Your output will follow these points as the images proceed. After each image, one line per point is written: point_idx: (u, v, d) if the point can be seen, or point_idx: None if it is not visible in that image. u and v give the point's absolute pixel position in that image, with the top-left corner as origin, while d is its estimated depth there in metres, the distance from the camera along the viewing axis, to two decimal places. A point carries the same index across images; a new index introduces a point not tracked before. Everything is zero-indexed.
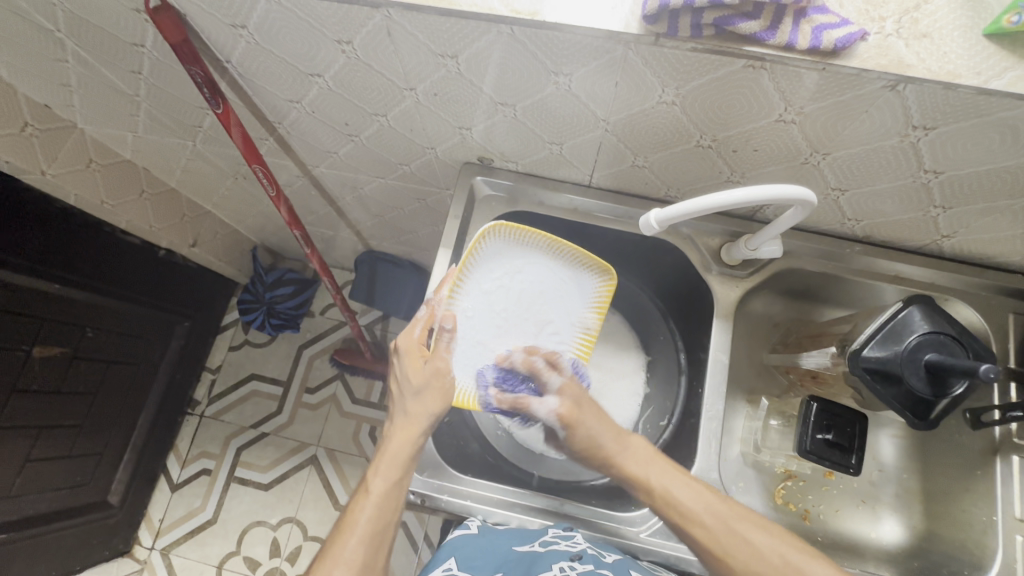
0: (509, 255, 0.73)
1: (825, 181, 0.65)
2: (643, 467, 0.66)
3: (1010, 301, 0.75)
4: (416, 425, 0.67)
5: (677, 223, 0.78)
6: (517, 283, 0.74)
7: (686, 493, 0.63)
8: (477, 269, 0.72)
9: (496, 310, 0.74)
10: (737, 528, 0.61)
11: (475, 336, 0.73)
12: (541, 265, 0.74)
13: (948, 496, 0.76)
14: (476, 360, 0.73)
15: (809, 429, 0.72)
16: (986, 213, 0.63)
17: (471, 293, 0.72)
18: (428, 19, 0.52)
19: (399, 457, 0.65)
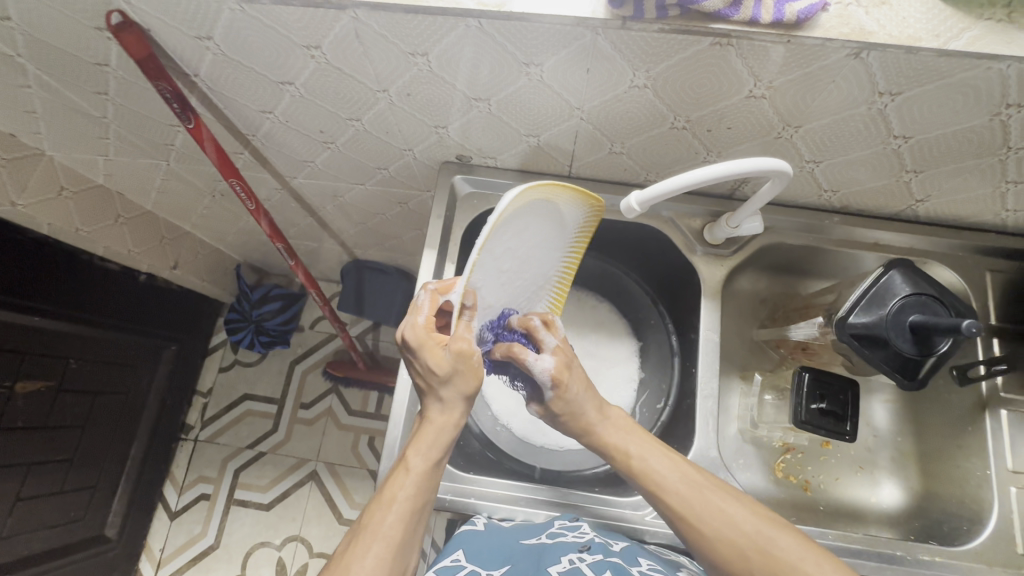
0: (520, 213, 0.57)
1: (799, 154, 0.66)
2: (623, 437, 0.68)
3: (987, 260, 0.77)
4: (456, 411, 0.65)
5: (658, 206, 0.78)
6: (526, 237, 0.61)
7: (660, 466, 0.64)
8: (491, 241, 0.56)
9: (505, 267, 0.62)
10: (709, 495, 0.62)
11: (490, 301, 0.64)
12: (547, 204, 0.60)
13: (942, 455, 0.77)
14: (486, 320, 0.66)
15: (802, 398, 0.73)
16: (957, 174, 0.65)
17: (482, 268, 0.58)
18: (395, 18, 0.52)
19: (440, 440, 0.65)
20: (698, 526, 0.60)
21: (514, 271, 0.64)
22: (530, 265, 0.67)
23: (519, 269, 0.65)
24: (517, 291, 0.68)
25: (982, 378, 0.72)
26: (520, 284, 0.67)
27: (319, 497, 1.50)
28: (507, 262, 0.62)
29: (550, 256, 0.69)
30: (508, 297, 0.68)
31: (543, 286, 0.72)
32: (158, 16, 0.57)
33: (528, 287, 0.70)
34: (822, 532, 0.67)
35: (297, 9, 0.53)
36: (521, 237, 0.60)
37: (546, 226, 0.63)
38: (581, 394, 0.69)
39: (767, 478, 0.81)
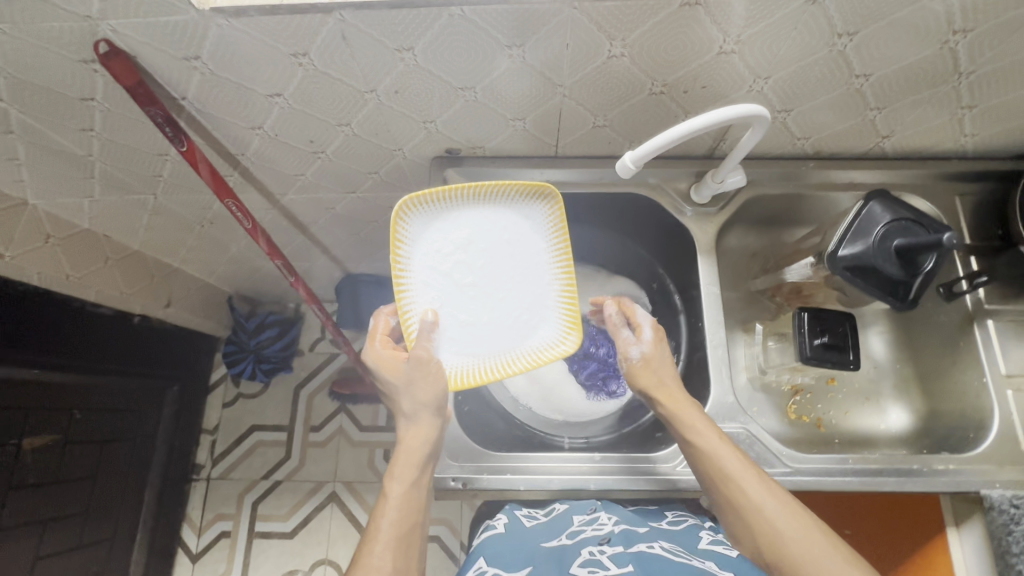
0: (443, 223, 0.70)
1: (771, 105, 0.70)
2: (706, 430, 0.65)
3: (954, 186, 0.82)
4: (423, 419, 0.69)
5: (645, 174, 0.81)
6: (466, 245, 0.71)
7: (736, 465, 0.61)
8: (422, 247, 0.70)
9: (458, 277, 0.71)
10: (782, 502, 0.59)
11: (450, 313, 0.71)
12: (482, 214, 0.71)
13: (939, 372, 0.82)
14: (460, 334, 0.72)
15: (811, 336, 0.77)
16: (916, 107, 0.70)
17: (423, 274, 0.70)
18: (380, 15, 0.55)
19: (414, 457, 0.67)
20: (769, 531, 0.57)
21: (477, 282, 0.72)
22: (501, 275, 0.73)
23: (484, 279, 0.72)
24: (495, 305, 0.73)
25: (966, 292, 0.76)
26: (495, 296, 0.73)
27: (342, 517, 1.49)
28: (460, 271, 0.71)
29: (527, 267, 0.74)
30: (487, 313, 0.72)
31: (536, 299, 0.74)
32: (146, 41, 0.58)
33: (514, 301, 0.73)
34: (844, 457, 0.71)
35: (283, 16, 0.55)
36: (463, 245, 0.71)
37: (496, 233, 0.72)
38: (676, 388, 0.69)
39: (781, 421, 0.84)
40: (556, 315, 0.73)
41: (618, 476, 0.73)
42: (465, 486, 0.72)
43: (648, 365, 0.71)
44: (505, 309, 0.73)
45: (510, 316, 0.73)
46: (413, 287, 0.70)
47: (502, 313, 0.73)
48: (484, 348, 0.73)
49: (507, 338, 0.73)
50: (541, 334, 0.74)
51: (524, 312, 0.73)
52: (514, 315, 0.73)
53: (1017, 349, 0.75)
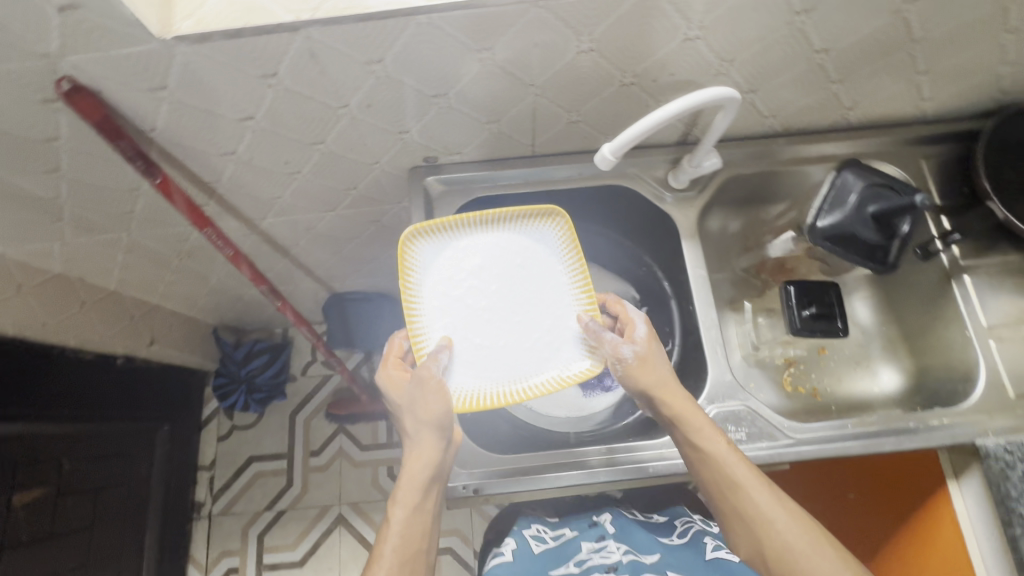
0: (454, 250, 0.74)
1: (738, 87, 0.71)
2: (716, 440, 0.65)
3: (919, 149, 0.85)
4: (427, 440, 0.68)
5: (622, 165, 0.82)
6: (478, 269, 0.73)
7: (746, 475, 0.63)
8: (433, 271, 0.73)
9: (472, 301, 0.73)
10: (786, 508, 0.62)
11: (466, 336, 0.72)
12: (494, 241, 0.74)
13: (925, 330, 0.84)
14: (476, 357, 0.71)
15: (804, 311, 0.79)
16: (877, 76, 0.72)
17: (434, 298, 0.72)
18: (346, 30, 0.55)
19: (415, 480, 0.67)
20: (773, 535, 0.61)
21: (494, 307, 0.73)
22: (518, 299, 0.74)
23: (501, 304, 0.73)
24: (513, 328, 0.73)
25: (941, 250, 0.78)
26: (512, 319, 0.73)
27: (352, 540, 1.47)
28: (475, 296, 0.73)
29: (543, 289, 0.74)
30: (506, 336, 0.72)
31: (556, 321, 0.74)
32: (109, 75, 0.57)
33: (532, 323, 0.73)
34: (843, 423, 0.72)
35: (248, 39, 0.55)
36: (476, 271, 0.73)
37: (510, 258, 0.74)
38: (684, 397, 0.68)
39: (779, 394, 0.86)
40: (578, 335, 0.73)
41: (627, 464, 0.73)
42: (474, 491, 0.72)
43: (643, 359, 0.69)
44: (524, 331, 0.73)
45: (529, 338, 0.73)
46: (427, 311, 0.72)
47: (519, 336, 0.73)
48: (501, 372, 0.72)
49: (528, 361, 0.72)
50: (564, 357, 0.73)
51: (544, 334, 0.73)
52: (534, 338, 0.73)
53: (994, 300, 0.78)
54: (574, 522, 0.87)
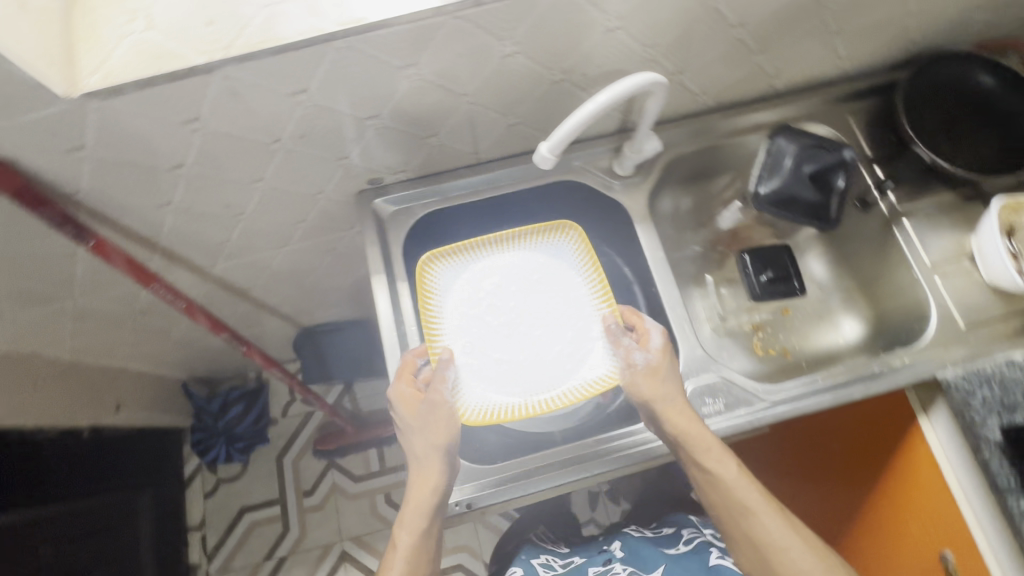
0: (473, 266, 0.76)
1: (665, 69, 0.73)
2: (727, 470, 0.69)
3: (845, 106, 0.88)
4: (432, 464, 0.69)
5: (568, 160, 0.83)
6: (493, 287, 0.75)
7: (754, 501, 0.68)
8: (449, 291, 0.75)
9: (490, 318, 0.73)
10: (796, 534, 0.67)
11: (484, 354, 0.72)
12: (513, 257, 0.76)
13: (877, 277, 0.87)
14: (493, 374, 0.71)
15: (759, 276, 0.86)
16: (795, 42, 0.75)
17: (451, 315, 0.74)
18: (266, 64, 0.54)
19: (419, 509, 0.70)
20: (785, 560, 0.66)
21: (513, 322, 0.73)
22: (536, 314, 0.73)
23: (521, 318, 0.73)
24: (532, 344, 0.72)
25: (880, 198, 0.84)
26: (531, 333, 0.72)
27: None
28: (494, 311, 0.74)
29: (563, 302, 0.74)
30: (525, 351, 0.72)
31: (578, 333, 0.73)
32: (20, 142, 0.54)
33: (552, 336, 0.72)
34: (813, 378, 0.75)
35: (163, 87, 0.53)
36: (496, 287, 0.75)
37: (529, 272, 0.75)
38: (692, 425, 0.68)
39: (752, 359, 0.88)
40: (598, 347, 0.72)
41: (614, 453, 0.73)
42: (467, 508, 0.71)
43: (658, 368, 0.71)
44: (544, 346, 0.72)
45: (548, 352, 0.72)
46: (444, 329, 0.73)
47: (538, 350, 0.72)
48: (517, 387, 0.71)
49: (549, 376, 0.71)
50: (586, 371, 0.72)
51: (564, 347, 0.72)
52: (555, 352, 0.72)
53: (935, 239, 0.82)
54: (586, 552, 0.95)
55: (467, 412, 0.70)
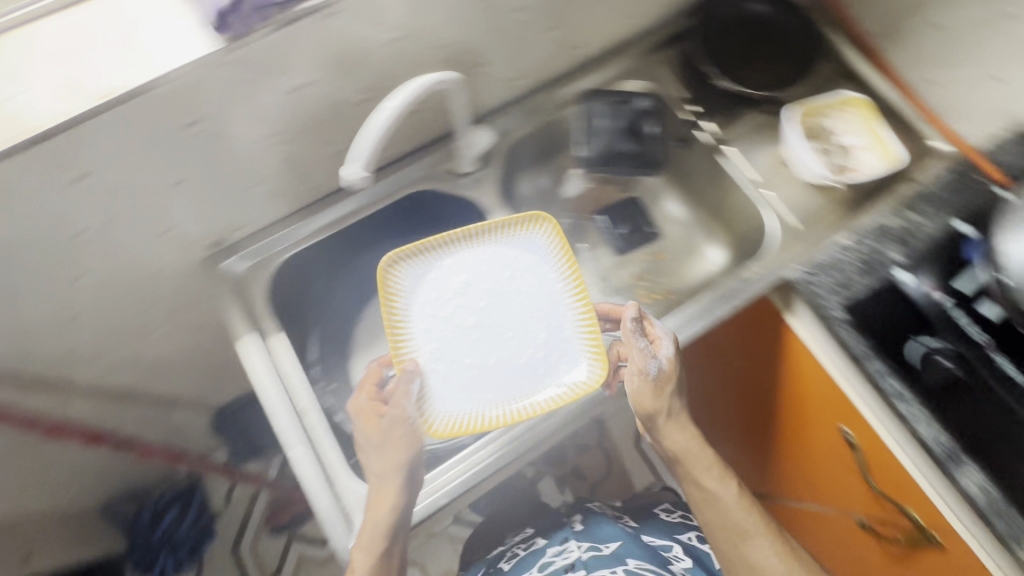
0: (437, 266, 0.73)
1: (467, 64, 0.76)
2: (718, 486, 0.73)
3: (655, 58, 0.95)
4: (392, 483, 0.64)
5: (412, 172, 0.84)
6: (459, 286, 0.72)
7: (735, 509, 0.73)
8: (414, 291, 0.71)
9: (457, 320, 0.70)
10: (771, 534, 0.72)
11: (453, 359, 0.69)
12: (481, 255, 0.73)
13: (723, 202, 0.93)
14: (463, 379, 0.68)
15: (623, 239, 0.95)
16: (579, 12, 0.80)
17: (417, 317, 0.70)
18: (33, 155, 0.53)
19: (377, 529, 0.64)
20: None
21: (482, 323, 0.70)
22: (508, 313, 0.70)
23: (492, 321, 0.70)
24: (504, 345, 0.69)
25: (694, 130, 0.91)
26: (502, 336, 0.69)
27: None
28: (462, 315, 0.70)
29: (536, 302, 0.71)
30: (498, 357, 0.69)
31: (553, 335, 0.70)
32: None
33: (526, 337, 0.70)
34: (683, 310, 0.80)
35: None
36: (464, 286, 0.72)
37: (500, 271, 0.72)
38: (686, 443, 0.73)
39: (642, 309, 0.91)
40: (574, 349, 0.69)
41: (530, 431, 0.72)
42: (423, 520, 0.70)
43: (668, 377, 0.69)
44: (516, 347, 0.69)
45: (521, 355, 0.69)
46: (411, 333, 0.69)
47: (509, 355, 0.69)
48: (487, 396, 0.67)
49: (523, 380, 0.68)
50: (562, 374, 0.69)
51: (538, 349, 0.69)
52: (528, 356, 0.69)
53: (760, 154, 0.90)
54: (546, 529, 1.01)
55: (434, 423, 0.66)
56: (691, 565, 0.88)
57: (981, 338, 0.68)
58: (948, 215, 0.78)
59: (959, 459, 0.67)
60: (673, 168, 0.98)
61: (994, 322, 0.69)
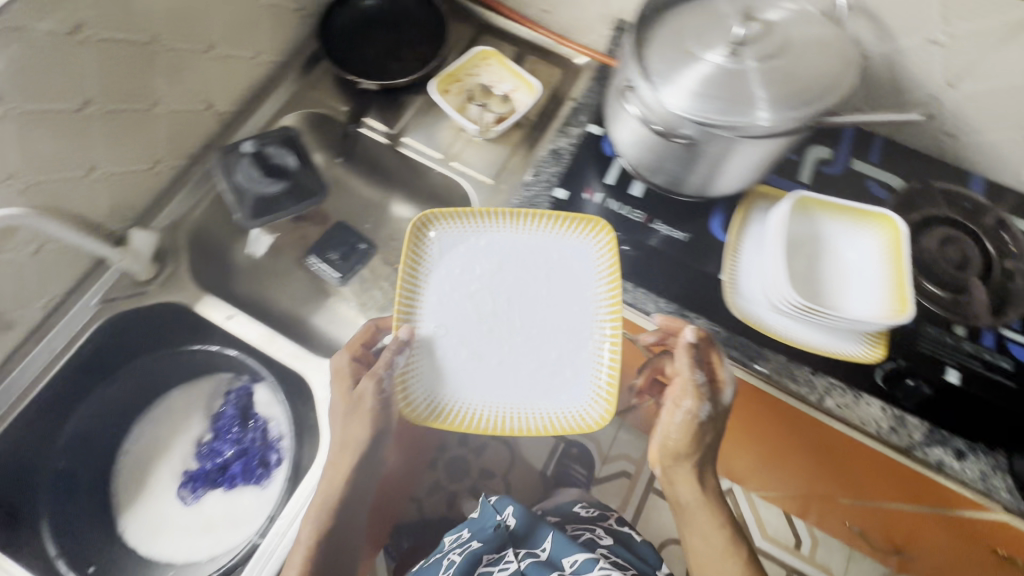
0: (460, 252, 0.73)
1: (70, 178, 0.69)
2: (717, 545, 0.69)
3: (302, 86, 0.94)
4: (346, 455, 0.68)
5: (87, 307, 0.76)
6: (481, 269, 0.72)
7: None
8: (435, 259, 0.72)
9: (474, 307, 0.71)
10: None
11: (458, 342, 0.69)
12: (517, 247, 0.72)
13: (433, 186, 0.95)
14: (455, 371, 0.68)
15: (341, 276, 0.94)
16: (174, 78, 0.75)
17: (433, 286, 0.72)
18: None
19: (329, 498, 0.67)
20: None
21: (497, 320, 0.70)
22: (527, 312, 0.71)
23: (507, 317, 0.70)
24: (512, 350, 0.70)
25: (366, 134, 0.91)
26: (513, 339, 0.69)
27: None
28: (480, 302, 0.71)
29: (559, 313, 0.70)
30: (498, 362, 0.69)
31: (563, 353, 0.69)
32: None
33: (539, 351, 0.69)
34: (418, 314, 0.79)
35: None
36: (490, 272, 0.72)
37: (536, 273, 0.72)
38: (692, 497, 0.70)
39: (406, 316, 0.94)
40: (589, 377, 0.68)
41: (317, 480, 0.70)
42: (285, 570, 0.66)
43: (708, 425, 0.68)
44: (518, 354, 0.70)
45: (524, 369, 0.69)
46: (422, 301, 0.71)
47: (507, 367, 0.69)
48: (473, 396, 0.68)
49: (522, 390, 0.68)
50: (566, 397, 0.68)
51: (548, 365, 0.69)
52: (529, 370, 0.69)
53: (437, 130, 0.92)
54: (480, 527, 0.92)
55: (415, 408, 0.66)
56: (610, 542, 0.98)
57: (637, 215, 0.75)
58: (578, 124, 0.83)
59: (682, 317, 0.71)
60: (380, 174, 0.99)
61: (644, 196, 0.76)
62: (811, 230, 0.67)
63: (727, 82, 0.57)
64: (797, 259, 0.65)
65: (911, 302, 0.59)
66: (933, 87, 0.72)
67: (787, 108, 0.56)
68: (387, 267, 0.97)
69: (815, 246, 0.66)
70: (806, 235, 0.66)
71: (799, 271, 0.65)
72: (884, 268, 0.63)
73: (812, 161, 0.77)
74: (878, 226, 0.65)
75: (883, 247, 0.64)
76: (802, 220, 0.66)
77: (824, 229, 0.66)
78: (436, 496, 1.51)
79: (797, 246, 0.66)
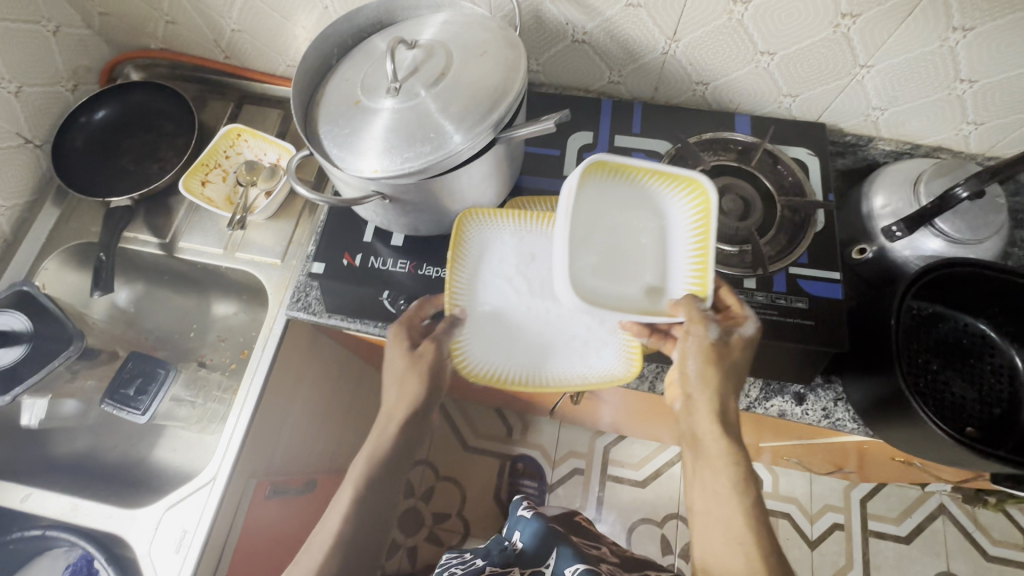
0: (508, 232, 0.67)
1: None
2: (722, 481, 0.58)
3: (59, 219, 0.86)
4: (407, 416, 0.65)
5: None
6: (532, 248, 0.67)
7: (729, 518, 0.57)
8: (487, 242, 0.66)
9: (528, 281, 0.66)
10: (754, 541, 0.55)
11: (513, 311, 0.65)
12: None
13: (233, 280, 0.89)
14: (511, 335, 0.64)
15: (140, 412, 0.84)
16: None
17: (486, 266, 0.66)
18: None
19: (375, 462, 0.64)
20: None
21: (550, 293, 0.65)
22: None
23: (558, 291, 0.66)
24: (563, 317, 0.65)
25: (139, 248, 0.85)
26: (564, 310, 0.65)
27: None
28: (532, 276, 0.66)
29: None
30: (553, 329, 0.65)
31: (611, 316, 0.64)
32: None
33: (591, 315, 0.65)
34: (229, 428, 0.73)
35: None
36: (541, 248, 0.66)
37: None
38: (712, 436, 0.59)
39: None
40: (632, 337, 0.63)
41: None
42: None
43: (728, 352, 0.58)
44: (571, 318, 0.65)
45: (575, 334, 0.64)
46: (472, 276, 0.65)
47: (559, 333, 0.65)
48: (528, 358, 0.64)
49: (574, 352, 0.64)
50: (615, 357, 0.63)
51: (597, 329, 0.64)
52: (580, 334, 0.64)
53: (213, 225, 0.86)
54: (486, 553, 0.89)
55: (474, 369, 0.63)
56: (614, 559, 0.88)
57: (402, 266, 0.70)
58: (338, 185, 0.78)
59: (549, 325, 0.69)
60: (184, 281, 0.92)
61: (406, 244, 0.71)
62: (614, 200, 0.63)
63: (396, 124, 0.52)
64: (604, 235, 0.62)
65: (709, 283, 0.59)
66: (660, 45, 0.70)
67: (468, 128, 0.51)
68: (220, 372, 0.91)
69: (633, 218, 0.63)
70: (613, 207, 0.63)
71: (615, 253, 0.62)
72: (690, 245, 0.62)
73: (574, 151, 0.75)
74: (688, 191, 0.62)
75: (692, 216, 0.62)
76: (608, 188, 0.63)
77: (631, 198, 0.64)
78: (397, 555, 1.39)
79: (601, 220, 0.62)
